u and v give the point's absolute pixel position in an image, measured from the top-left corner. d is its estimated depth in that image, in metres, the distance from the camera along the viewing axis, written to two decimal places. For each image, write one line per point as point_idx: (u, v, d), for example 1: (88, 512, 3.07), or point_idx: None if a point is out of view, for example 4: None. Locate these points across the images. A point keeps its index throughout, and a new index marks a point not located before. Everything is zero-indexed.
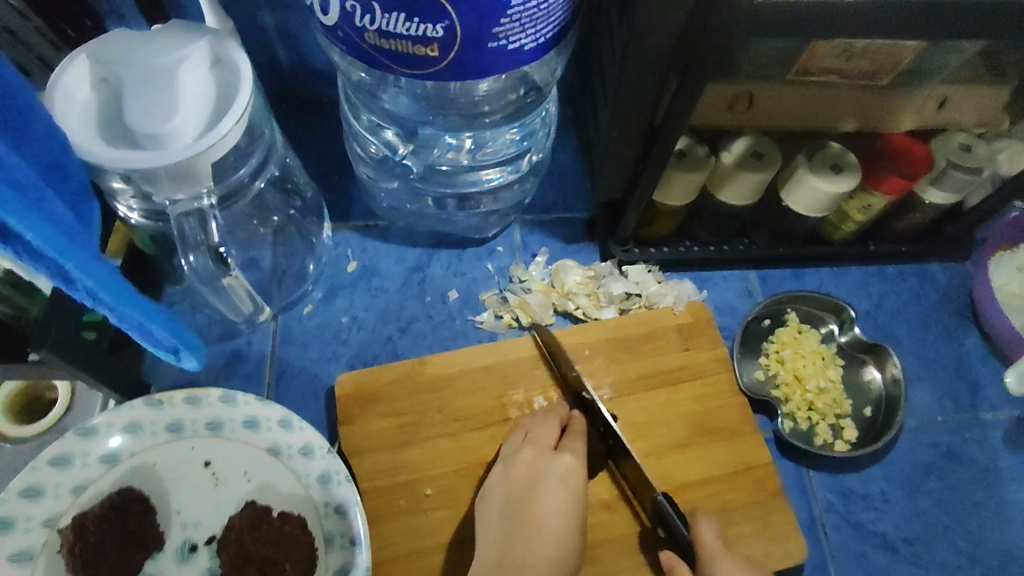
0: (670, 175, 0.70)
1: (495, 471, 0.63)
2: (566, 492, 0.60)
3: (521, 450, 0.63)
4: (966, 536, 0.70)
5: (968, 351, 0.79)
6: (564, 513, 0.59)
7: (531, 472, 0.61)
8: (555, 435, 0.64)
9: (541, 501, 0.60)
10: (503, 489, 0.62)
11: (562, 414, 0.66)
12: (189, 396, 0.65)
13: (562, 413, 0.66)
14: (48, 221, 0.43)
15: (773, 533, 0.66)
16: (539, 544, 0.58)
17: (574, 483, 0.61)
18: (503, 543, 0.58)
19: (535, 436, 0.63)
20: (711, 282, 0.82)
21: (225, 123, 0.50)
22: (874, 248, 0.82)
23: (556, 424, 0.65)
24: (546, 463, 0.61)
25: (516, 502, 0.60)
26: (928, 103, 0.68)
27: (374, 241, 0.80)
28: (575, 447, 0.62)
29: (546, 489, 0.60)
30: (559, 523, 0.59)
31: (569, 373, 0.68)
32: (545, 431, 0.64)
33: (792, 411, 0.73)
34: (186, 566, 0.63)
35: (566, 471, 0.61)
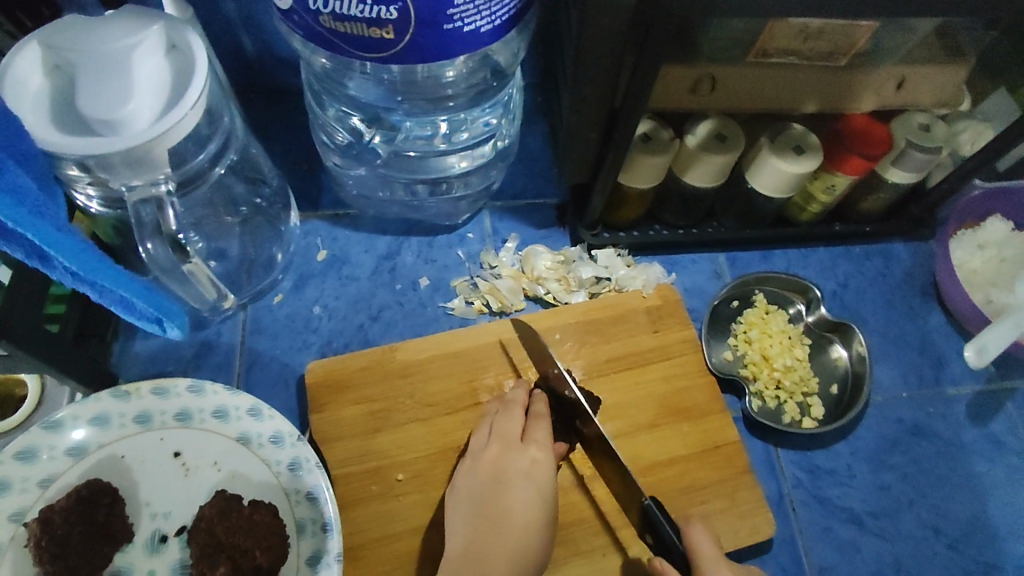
0: (634, 158, 0.71)
1: (464, 464, 0.63)
2: (532, 485, 0.60)
3: (487, 446, 0.63)
4: (931, 508, 0.71)
5: (932, 328, 0.81)
6: (532, 507, 0.59)
7: (498, 467, 0.61)
8: (523, 427, 0.63)
9: (508, 495, 0.59)
10: (471, 482, 0.61)
11: (524, 400, 0.65)
12: (156, 387, 0.65)
13: (520, 399, 0.65)
14: (7, 192, 0.44)
15: (741, 510, 0.67)
16: (505, 538, 0.57)
17: (541, 478, 0.60)
18: (468, 538, 0.57)
19: (500, 430, 0.63)
20: (680, 265, 0.82)
21: (181, 108, 0.50)
22: (840, 228, 0.83)
23: (521, 413, 0.64)
24: (511, 457, 0.61)
25: (484, 497, 0.60)
26: (887, 84, 0.69)
27: (344, 230, 0.80)
28: (543, 440, 0.62)
29: (515, 482, 0.59)
30: (526, 517, 0.58)
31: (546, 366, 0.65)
32: (512, 423, 0.63)
33: (760, 390, 0.74)
34: (156, 557, 0.62)
35: (534, 463, 0.60)
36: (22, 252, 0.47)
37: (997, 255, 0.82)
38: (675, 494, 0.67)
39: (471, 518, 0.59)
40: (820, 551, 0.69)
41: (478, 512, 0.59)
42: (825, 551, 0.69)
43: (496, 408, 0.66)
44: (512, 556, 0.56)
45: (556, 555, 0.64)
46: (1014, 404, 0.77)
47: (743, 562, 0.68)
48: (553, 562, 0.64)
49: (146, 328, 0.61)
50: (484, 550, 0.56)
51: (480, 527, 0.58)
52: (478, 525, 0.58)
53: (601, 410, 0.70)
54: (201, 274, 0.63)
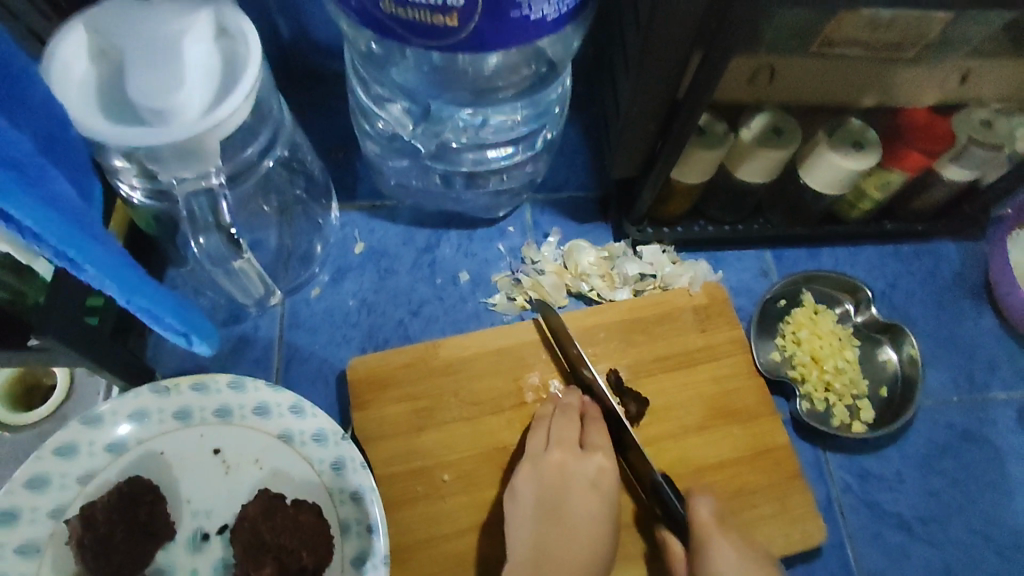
0: (690, 152, 0.68)
1: (523, 471, 0.62)
2: (597, 493, 0.61)
3: (547, 450, 0.63)
4: (982, 515, 0.70)
5: (983, 331, 0.79)
6: (599, 514, 0.60)
7: (563, 472, 0.61)
8: (581, 433, 0.64)
9: (575, 502, 0.60)
10: (532, 488, 0.61)
11: (579, 406, 0.65)
12: (196, 382, 0.63)
13: (575, 404, 0.65)
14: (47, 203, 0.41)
15: (792, 515, 0.65)
16: (577, 544, 0.59)
17: (606, 485, 0.61)
18: (536, 543, 0.59)
19: (558, 433, 0.63)
20: (725, 262, 0.80)
21: (232, 99, 0.47)
22: (891, 227, 0.80)
23: (575, 416, 0.64)
24: (576, 464, 0.61)
25: (548, 504, 0.61)
26: (951, 76, 0.66)
27: (382, 222, 0.78)
28: (603, 445, 0.63)
29: (582, 491, 0.61)
30: (594, 523, 0.60)
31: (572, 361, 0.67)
32: (571, 429, 0.63)
33: (809, 393, 0.72)
34: (198, 555, 0.61)
35: (599, 471, 0.61)
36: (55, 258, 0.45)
37: None
38: (726, 498, 0.66)
39: (539, 521, 0.60)
40: (870, 558, 0.68)
41: (546, 518, 0.60)
42: (875, 557, 0.68)
43: (546, 414, 0.65)
44: (579, 565, 0.58)
45: None
46: None
47: (792, 567, 0.66)
48: None
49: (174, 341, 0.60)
50: (552, 557, 0.58)
51: (549, 533, 0.59)
52: (547, 529, 0.59)
53: (649, 412, 0.68)
54: (252, 271, 0.63)
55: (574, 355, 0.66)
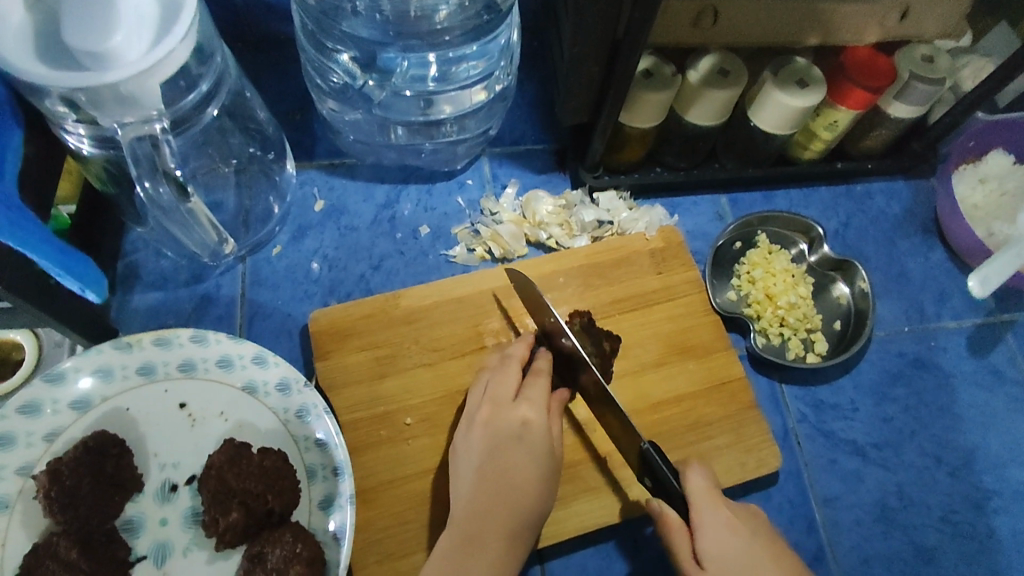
0: (639, 96, 0.69)
1: (462, 432, 0.63)
2: (526, 445, 0.60)
3: (480, 405, 0.63)
4: (932, 439, 0.72)
5: (933, 265, 0.81)
6: (528, 468, 0.59)
7: (493, 427, 0.61)
8: (517, 387, 0.63)
9: (503, 457, 0.59)
10: (470, 446, 0.61)
11: (523, 355, 0.64)
12: (158, 337, 0.64)
13: (518, 354, 0.64)
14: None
15: (748, 444, 0.67)
16: (508, 497, 0.57)
17: (534, 438, 0.60)
18: (470, 502, 0.57)
19: (494, 390, 0.63)
20: (682, 208, 0.82)
21: (168, 42, 0.48)
22: (841, 167, 0.82)
23: (515, 369, 0.64)
24: (503, 418, 0.61)
25: (481, 462, 0.59)
26: (891, 15, 0.69)
27: (341, 179, 0.78)
28: (536, 398, 0.61)
29: (509, 446, 0.59)
30: (525, 477, 0.58)
31: (542, 316, 0.65)
32: (505, 382, 0.63)
33: (764, 328, 0.74)
34: (167, 506, 0.62)
35: (524, 423, 0.60)
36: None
37: (998, 188, 0.81)
38: (683, 431, 0.67)
39: (474, 478, 0.59)
40: (826, 484, 0.70)
41: (479, 473, 0.59)
42: (830, 482, 0.70)
43: (493, 366, 0.65)
44: (512, 519, 0.57)
45: (565, 492, 0.65)
46: (1014, 336, 0.78)
47: (750, 494, 0.68)
48: (563, 499, 0.64)
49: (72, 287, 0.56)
50: (487, 513, 0.57)
51: (482, 489, 0.58)
52: (479, 486, 0.58)
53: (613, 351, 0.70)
54: (200, 215, 0.62)
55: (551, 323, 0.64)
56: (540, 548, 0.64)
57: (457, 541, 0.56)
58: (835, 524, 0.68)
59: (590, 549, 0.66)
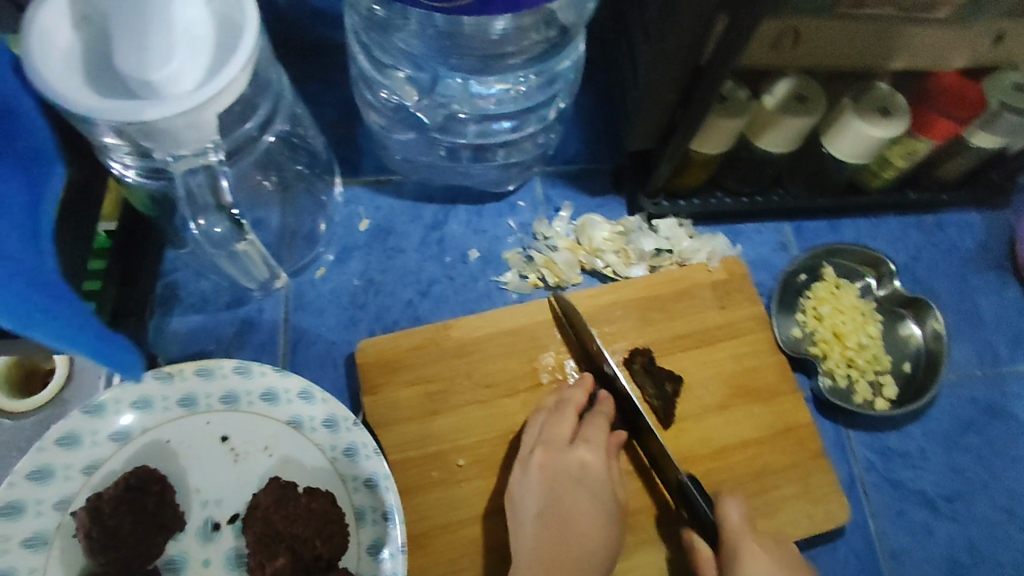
0: (711, 123, 0.65)
1: (517, 475, 0.60)
2: (587, 488, 0.59)
3: (534, 445, 0.61)
4: (1006, 492, 0.69)
5: (1007, 304, 0.77)
6: (593, 511, 0.58)
7: (552, 471, 0.60)
8: (573, 426, 0.62)
9: (566, 501, 0.59)
10: (526, 489, 0.59)
11: (581, 400, 0.62)
12: (201, 367, 0.61)
13: (575, 400, 0.62)
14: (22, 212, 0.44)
15: (815, 495, 0.64)
16: (574, 542, 0.57)
17: (594, 479, 0.60)
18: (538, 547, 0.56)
19: (548, 431, 0.61)
20: (744, 236, 0.78)
21: (228, 71, 0.44)
22: (914, 197, 0.78)
23: (573, 414, 0.62)
24: (562, 460, 0.60)
25: (544, 505, 0.59)
26: (983, 39, 0.61)
27: (388, 197, 0.75)
28: (594, 439, 0.61)
29: (570, 488, 0.60)
30: (589, 520, 0.58)
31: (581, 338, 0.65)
32: (560, 425, 0.61)
33: (831, 369, 0.70)
34: (209, 545, 0.59)
35: (583, 464, 0.60)
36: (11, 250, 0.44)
37: None
38: (747, 480, 0.64)
39: (538, 521, 0.58)
40: (893, 536, 0.66)
41: (542, 516, 0.58)
42: (898, 535, 0.67)
43: (548, 407, 0.63)
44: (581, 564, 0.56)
45: (624, 542, 0.61)
46: None
47: (815, 547, 0.65)
48: (624, 549, 0.61)
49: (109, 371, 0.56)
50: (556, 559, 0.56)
51: (549, 534, 0.57)
52: (545, 531, 0.58)
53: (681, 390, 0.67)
54: (253, 253, 0.59)
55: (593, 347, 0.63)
56: None
57: None
58: None
59: None
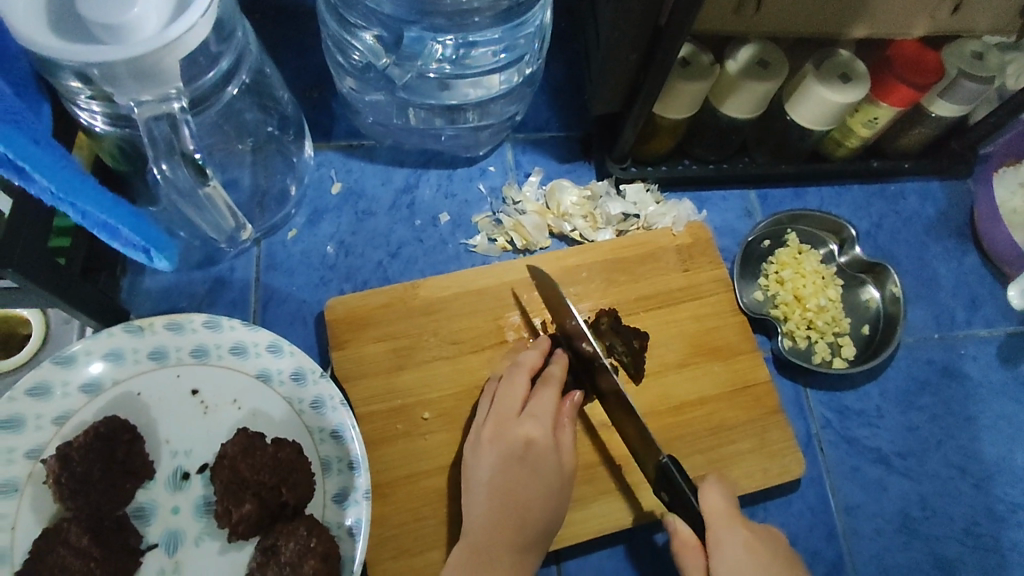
0: (674, 85, 0.66)
1: (469, 449, 0.61)
2: (534, 463, 0.58)
3: (486, 420, 0.61)
4: (958, 449, 0.71)
5: (966, 270, 0.79)
6: (535, 488, 0.58)
7: (498, 446, 0.59)
8: (522, 400, 0.61)
9: (510, 476, 0.58)
10: (480, 460, 0.60)
11: (533, 364, 0.62)
12: (171, 321, 0.62)
13: (529, 363, 0.62)
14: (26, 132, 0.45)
15: (771, 450, 0.66)
16: (517, 513, 0.57)
17: (539, 457, 0.59)
18: (484, 516, 0.57)
19: (500, 403, 0.61)
20: (710, 202, 0.79)
21: (189, 16, 0.44)
22: (877, 165, 0.80)
23: (524, 380, 0.62)
24: (509, 435, 0.59)
25: (491, 480, 0.58)
26: (943, 7, 0.63)
27: (359, 161, 0.76)
28: (540, 415, 0.60)
29: (512, 466, 0.58)
30: (534, 493, 0.57)
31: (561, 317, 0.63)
32: (512, 396, 0.61)
33: (791, 330, 0.72)
34: (179, 494, 0.61)
35: (527, 442, 0.59)
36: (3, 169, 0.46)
37: None
38: (704, 435, 0.66)
39: (483, 493, 0.58)
40: (847, 491, 0.69)
41: (489, 488, 0.58)
42: (852, 490, 0.69)
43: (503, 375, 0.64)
44: (521, 535, 0.56)
45: (584, 493, 0.63)
46: None
47: (771, 500, 0.67)
48: (581, 500, 0.63)
49: (133, 255, 0.62)
50: (495, 532, 0.56)
51: (493, 505, 0.57)
52: (490, 501, 0.58)
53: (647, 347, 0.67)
54: (218, 198, 0.59)
55: (571, 326, 0.62)
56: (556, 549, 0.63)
57: (467, 553, 0.55)
58: (855, 532, 0.67)
59: (606, 550, 0.65)
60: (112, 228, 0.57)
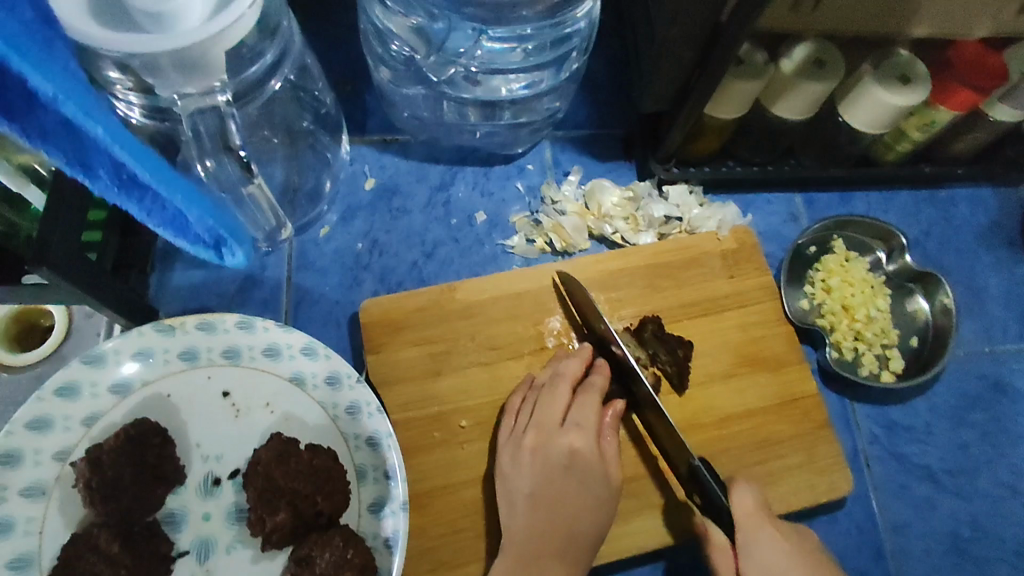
0: (728, 85, 0.64)
1: (508, 457, 0.59)
2: (579, 472, 0.58)
3: (525, 429, 0.59)
4: (1010, 467, 0.69)
5: (1018, 282, 0.76)
6: (581, 498, 0.57)
7: (541, 456, 0.58)
8: (565, 409, 0.60)
9: (555, 487, 0.58)
10: (524, 471, 0.58)
11: (574, 372, 0.61)
12: (202, 322, 0.60)
13: (570, 373, 0.61)
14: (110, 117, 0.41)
15: (819, 465, 0.64)
16: (566, 526, 0.56)
17: (584, 467, 0.58)
18: (530, 529, 0.56)
19: (543, 412, 0.59)
20: (754, 206, 0.77)
21: (238, 7, 0.42)
22: (928, 170, 0.76)
23: (567, 389, 0.60)
24: (552, 445, 0.59)
25: (535, 492, 0.57)
26: (1008, 7, 0.59)
27: (394, 157, 0.73)
28: (585, 424, 0.59)
29: (558, 476, 0.58)
30: (580, 504, 0.57)
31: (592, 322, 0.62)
32: (553, 405, 0.60)
33: (838, 341, 0.70)
34: (210, 500, 0.59)
35: (573, 452, 0.58)
36: (63, 156, 0.41)
37: None
38: (750, 449, 0.64)
39: (527, 505, 0.57)
40: (895, 509, 0.66)
41: (533, 500, 0.57)
42: (899, 509, 0.66)
43: (541, 382, 0.62)
44: (570, 549, 0.55)
45: (627, 508, 0.61)
46: None
47: (816, 517, 0.65)
48: (624, 515, 0.61)
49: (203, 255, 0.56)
50: (543, 545, 0.55)
51: (539, 518, 0.56)
52: (535, 513, 0.56)
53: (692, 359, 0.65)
54: (262, 196, 0.59)
55: (602, 331, 0.61)
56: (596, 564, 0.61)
57: (516, 566, 0.54)
58: (902, 551, 0.65)
59: (647, 566, 0.63)
60: (182, 225, 0.51)
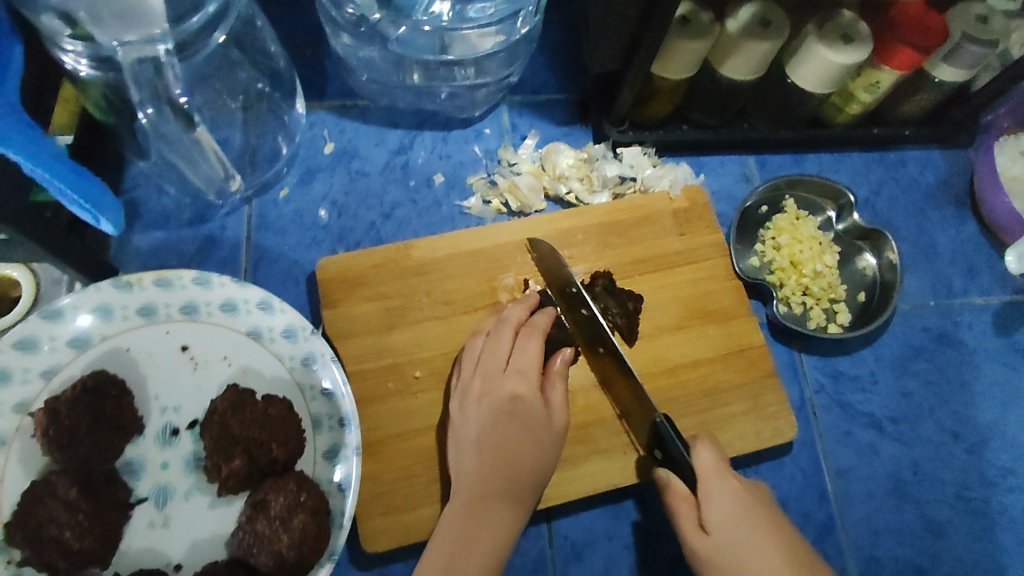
0: (674, 44, 0.65)
1: (456, 406, 0.60)
2: (524, 418, 0.59)
3: (472, 377, 0.61)
4: (951, 415, 0.71)
5: (964, 238, 0.78)
6: (525, 443, 0.58)
7: (487, 402, 0.59)
8: (507, 354, 0.61)
9: (500, 435, 0.58)
10: (473, 419, 0.59)
11: (517, 319, 0.62)
12: (160, 278, 0.61)
13: (514, 318, 0.62)
14: None
15: (763, 412, 0.66)
16: (512, 471, 0.57)
17: (527, 412, 0.59)
18: (479, 476, 0.57)
19: (488, 360, 0.61)
20: (708, 167, 0.79)
21: None
22: (878, 132, 0.78)
23: (510, 334, 0.61)
24: (497, 391, 0.60)
25: (482, 442, 0.58)
26: None
27: (353, 121, 0.75)
28: (526, 371, 0.60)
29: (502, 422, 0.59)
30: (525, 448, 0.58)
31: (559, 284, 0.64)
32: (496, 353, 0.61)
33: (786, 296, 0.72)
34: (168, 450, 0.61)
35: (515, 397, 0.59)
36: None
37: None
38: (697, 398, 0.66)
39: (474, 451, 0.58)
40: (839, 455, 0.68)
41: (479, 447, 0.58)
42: (843, 454, 0.69)
43: (485, 331, 0.63)
44: (516, 491, 0.57)
45: (575, 453, 0.63)
46: None
47: (763, 462, 0.67)
48: (572, 460, 0.63)
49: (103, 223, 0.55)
50: (491, 489, 0.57)
51: (485, 462, 0.57)
52: (481, 460, 0.58)
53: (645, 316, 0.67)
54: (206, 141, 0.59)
55: (572, 295, 0.62)
56: (546, 507, 0.63)
57: (463, 508, 0.56)
58: (846, 495, 0.67)
59: (598, 510, 0.65)
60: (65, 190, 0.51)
